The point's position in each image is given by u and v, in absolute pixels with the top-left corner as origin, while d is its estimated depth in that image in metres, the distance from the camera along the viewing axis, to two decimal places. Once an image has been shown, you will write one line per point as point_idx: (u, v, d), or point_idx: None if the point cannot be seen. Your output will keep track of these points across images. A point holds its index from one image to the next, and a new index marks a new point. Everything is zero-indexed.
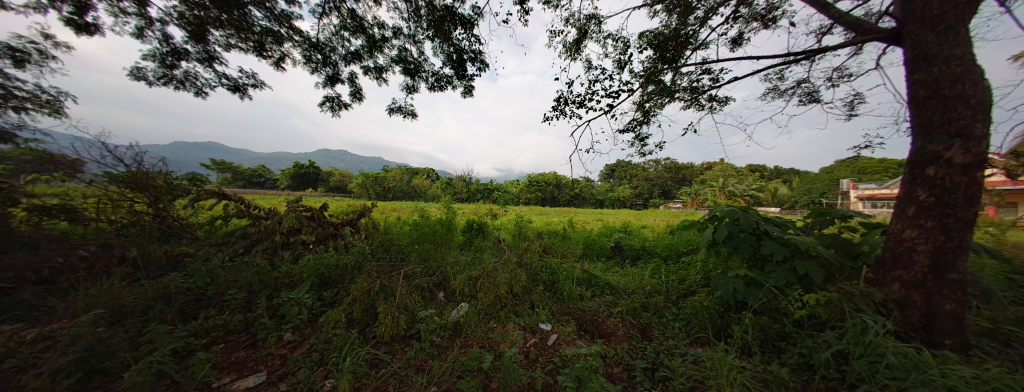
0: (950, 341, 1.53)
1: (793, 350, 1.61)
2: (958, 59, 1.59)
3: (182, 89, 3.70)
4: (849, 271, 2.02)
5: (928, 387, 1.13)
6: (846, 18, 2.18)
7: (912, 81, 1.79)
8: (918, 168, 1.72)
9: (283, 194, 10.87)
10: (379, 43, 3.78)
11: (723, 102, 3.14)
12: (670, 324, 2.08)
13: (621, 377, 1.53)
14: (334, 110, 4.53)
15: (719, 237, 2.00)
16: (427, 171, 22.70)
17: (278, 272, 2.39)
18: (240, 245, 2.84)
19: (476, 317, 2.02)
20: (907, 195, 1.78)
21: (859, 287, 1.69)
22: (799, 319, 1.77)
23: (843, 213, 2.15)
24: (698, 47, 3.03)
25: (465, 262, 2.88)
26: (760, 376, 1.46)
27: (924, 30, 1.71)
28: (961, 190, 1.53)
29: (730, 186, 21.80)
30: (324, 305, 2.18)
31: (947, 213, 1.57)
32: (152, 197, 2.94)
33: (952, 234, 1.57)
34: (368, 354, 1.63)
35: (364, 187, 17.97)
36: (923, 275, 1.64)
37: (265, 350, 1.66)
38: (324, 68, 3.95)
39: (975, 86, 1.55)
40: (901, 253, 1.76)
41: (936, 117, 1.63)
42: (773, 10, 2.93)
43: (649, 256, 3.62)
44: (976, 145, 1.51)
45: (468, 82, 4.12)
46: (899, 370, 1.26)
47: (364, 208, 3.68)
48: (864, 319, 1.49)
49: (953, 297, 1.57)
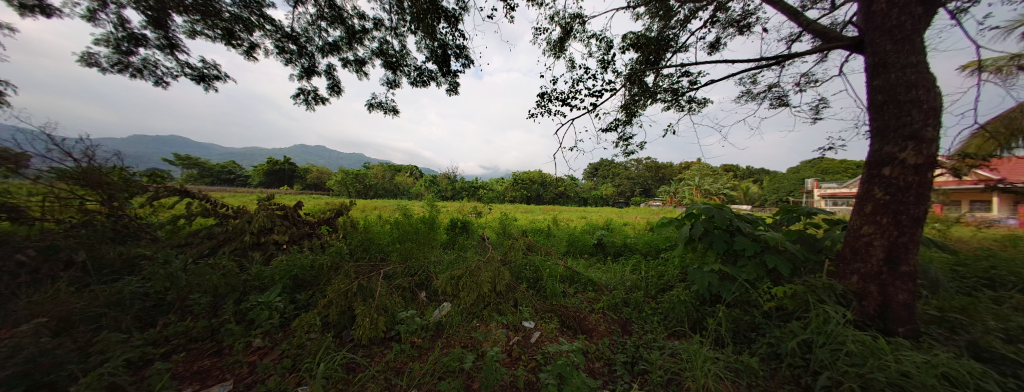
0: (902, 329, 1.67)
1: (762, 340, 1.70)
2: (913, 67, 1.71)
3: (138, 77, 3.39)
4: (814, 264, 2.14)
5: (883, 373, 1.22)
6: (814, 26, 2.30)
7: (872, 87, 1.91)
8: (874, 168, 1.85)
9: (252, 192, 10.22)
10: (359, 34, 3.63)
11: (701, 105, 3.24)
12: (649, 318, 2.14)
13: (602, 372, 1.57)
14: (309, 105, 4.30)
15: (695, 234, 2.07)
16: (410, 170, 22.26)
17: (247, 273, 2.27)
18: (205, 246, 2.66)
19: (458, 317, 2.01)
20: (864, 193, 1.91)
21: (821, 279, 1.81)
22: (768, 311, 1.86)
23: (809, 210, 2.25)
24: (678, 50, 3.10)
25: (448, 260, 2.86)
26: (733, 367, 1.55)
27: (884, 39, 1.82)
28: (913, 189, 1.66)
29: (706, 185, 22.83)
30: (297, 308, 2.10)
31: (900, 210, 1.70)
32: (104, 194, 2.71)
33: (903, 230, 1.70)
34: (345, 359, 1.58)
35: (343, 185, 17.25)
36: (878, 268, 1.77)
37: (235, 357, 1.57)
38: (299, 60, 3.76)
39: (927, 92, 1.67)
40: (859, 247, 1.88)
41: (893, 121, 1.75)
42: (748, 16, 3.04)
43: (630, 253, 3.71)
44: (927, 148, 1.63)
45: (452, 79, 4.03)
46: (858, 357, 1.35)
47: (343, 206, 3.56)
48: (827, 309, 1.59)
49: (904, 288, 1.70)
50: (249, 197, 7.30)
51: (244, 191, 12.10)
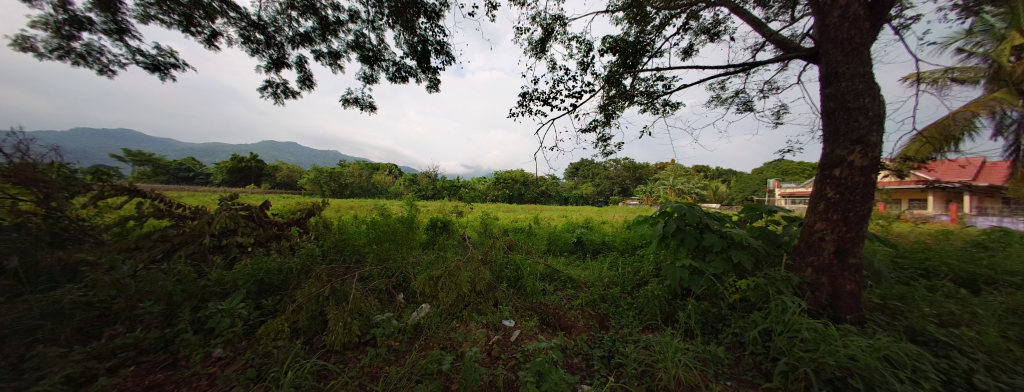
0: (849, 316, 1.83)
1: (728, 331, 1.81)
2: (860, 77, 1.87)
3: (78, 65, 3.06)
4: (774, 259, 2.29)
5: (833, 357, 1.33)
6: (775, 36, 2.46)
7: (825, 94, 2.07)
8: (826, 170, 2.01)
9: (213, 192, 9.52)
10: (333, 26, 3.48)
11: (675, 108, 3.39)
12: (625, 313, 2.21)
13: (580, 367, 1.61)
14: (279, 99, 4.07)
15: (667, 232, 2.16)
16: (389, 169, 21.66)
17: (208, 278, 2.11)
18: (158, 250, 2.45)
19: (437, 318, 1.99)
20: (817, 192, 2.07)
21: (780, 273, 1.94)
22: (733, 303, 1.98)
23: (770, 208, 2.41)
24: (653, 54, 3.22)
25: (427, 261, 2.81)
26: (701, 356, 1.63)
27: (836, 51, 1.98)
28: (859, 188, 1.82)
29: (680, 185, 23.89)
30: (264, 314, 2.00)
31: (847, 208, 1.86)
32: (39, 193, 2.38)
33: (850, 226, 1.87)
34: (316, 366, 1.51)
35: (316, 184, 16.42)
36: (830, 261, 1.93)
37: (192, 368, 1.46)
38: (267, 51, 3.55)
39: (872, 101, 1.84)
40: (812, 242, 2.04)
41: (843, 126, 1.91)
42: (718, 25, 3.20)
43: (608, 250, 3.82)
44: (871, 151, 1.79)
45: (433, 76, 3.96)
46: (811, 343, 1.46)
47: (315, 206, 3.41)
48: (784, 300, 1.72)
49: (850, 278, 1.87)
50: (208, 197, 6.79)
51: (204, 190, 11.23)
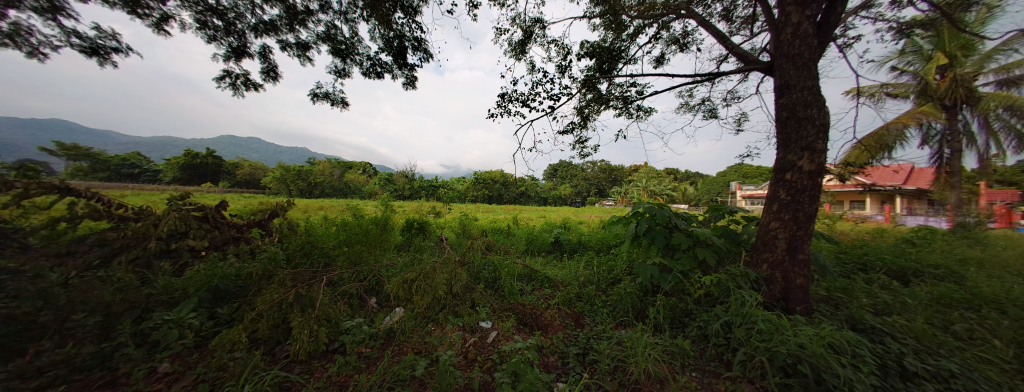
0: (797, 307, 2.00)
1: (694, 324, 1.92)
2: (809, 89, 2.06)
3: (2, 45, 2.66)
4: (734, 256, 2.46)
5: (785, 346, 1.45)
6: (737, 49, 2.65)
7: (778, 104, 2.26)
8: (779, 173, 2.19)
9: (158, 191, 8.63)
10: (302, 16, 3.28)
11: (647, 113, 3.54)
12: (600, 310, 2.27)
13: (556, 366, 1.64)
14: (240, 90, 3.78)
15: (639, 231, 2.25)
16: (364, 168, 20.82)
17: (153, 286, 1.91)
18: (93, 255, 2.18)
19: (411, 322, 1.93)
20: (772, 194, 2.24)
21: (739, 269, 2.10)
22: (698, 298, 2.10)
23: (731, 209, 2.59)
24: (628, 61, 3.35)
25: (402, 263, 2.74)
26: (670, 350, 1.71)
27: (788, 64, 2.16)
28: (806, 190, 2.00)
29: (653, 186, 25.02)
30: (219, 324, 1.84)
31: (797, 209, 2.04)
32: None
33: (800, 225, 2.05)
34: (278, 378, 1.41)
35: (283, 183, 15.38)
36: (782, 257, 2.11)
37: (131, 386, 1.31)
38: (226, 38, 3.28)
39: (818, 111, 2.03)
40: (767, 240, 2.21)
41: (793, 134, 2.10)
42: (686, 36, 3.39)
43: (584, 250, 3.91)
44: (816, 157, 1.98)
45: (410, 73, 3.86)
46: (766, 333, 1.59)
47: (280, 206, 3.20)
48: (743, 294, 1.85)
49: (799, 272, 2.05)
50: (150, 196, 6.12)
51: (148, 188, 10.14)
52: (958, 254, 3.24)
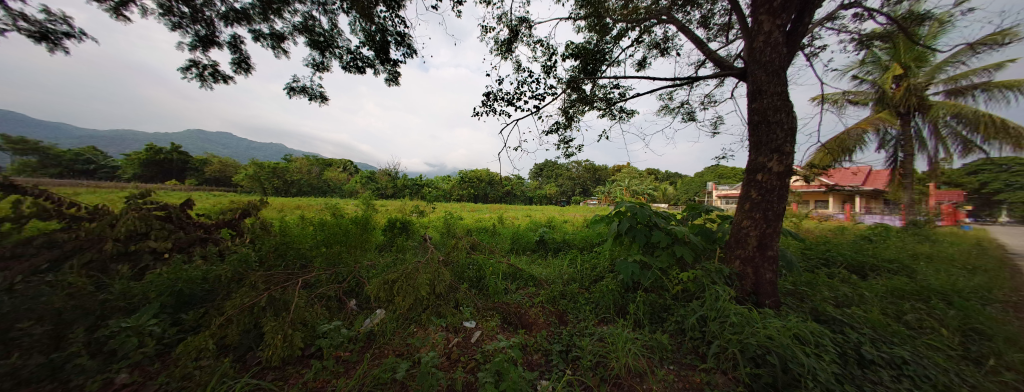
0: (766, 301, 2.11)
1: (672, 319, 1.99)
2: (778, 95, 2.18)
3: None
4: (710, 253, 2.58)
5: (755, 337, 1.53)
6: (713, 55, 2.76)
7: (751, 108, 2.38)
8: (751, 174, 2.31)
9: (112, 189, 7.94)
10: (276, 5, 3.12)
11: (630, 115, 3.63)
12: (583, 307, 2.32)
13: (539, 363, 1.66)
14: (209, 82, 3.55)
15: (621, 230, 2.31)
16: (345, 166, 20.15)
17: (106, 292, 1.76)
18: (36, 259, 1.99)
19: (393, 324, 1.89)
20: (744, 194, 2.36)
21: (714, 265, 2.19)
22: (676, 293, 2.18)
23: (707, 208, 2.70)
24: (611, 63, 3.42)
25: (384, 264, 2.67)
26: (649, 344, 1.77)
27: (760, 71, 2.28)
28: (775, 190, 2.13)
29: (636, 186, 25.70)
30: (183, 331, 1.72)
31: (766, 208, 2.16)
32: None
33: (768, 223, 2.17)
34: (249, 385, 1.34)
35: (256, 181, 14.55)
36: (753, 254, 2.23)
37: None
38: (192, 26, 3.07)
39: (786, 116, 2.15)
40: (739, 237, 2.32)
41: (764, 137, 2.22)
42: (667, 40, 3.50)
43: (568, 248, 3.97)
44: (784, 159, 2.10)
45: (393, 68, 3.77)
46: (737, 326, 1.67)
47: (253, 205, 3.04)
48: (717, 289, 1.94)
49: (767, 268, 2.17)
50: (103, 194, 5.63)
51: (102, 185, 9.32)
52: (907, 249, 3.53)
